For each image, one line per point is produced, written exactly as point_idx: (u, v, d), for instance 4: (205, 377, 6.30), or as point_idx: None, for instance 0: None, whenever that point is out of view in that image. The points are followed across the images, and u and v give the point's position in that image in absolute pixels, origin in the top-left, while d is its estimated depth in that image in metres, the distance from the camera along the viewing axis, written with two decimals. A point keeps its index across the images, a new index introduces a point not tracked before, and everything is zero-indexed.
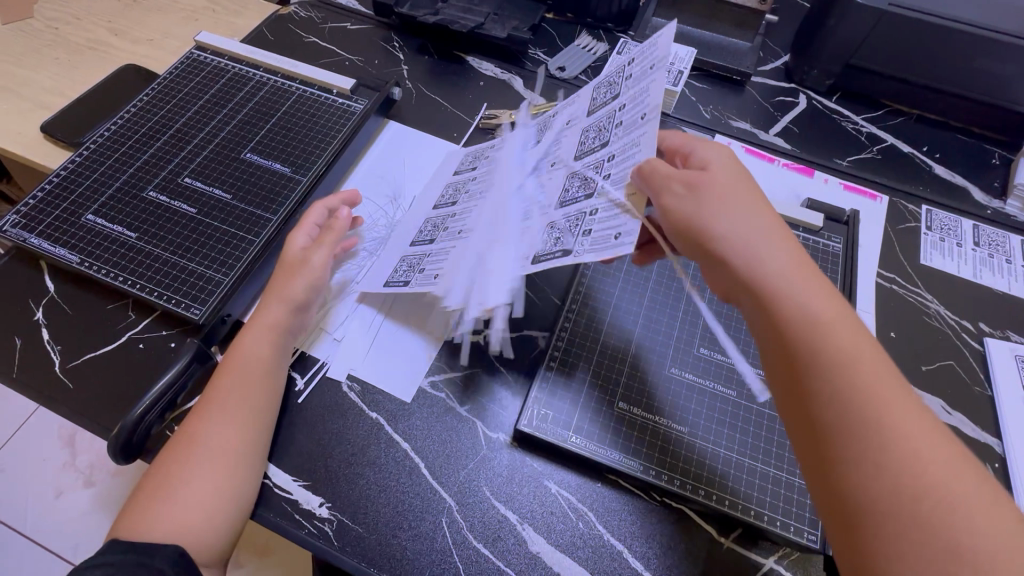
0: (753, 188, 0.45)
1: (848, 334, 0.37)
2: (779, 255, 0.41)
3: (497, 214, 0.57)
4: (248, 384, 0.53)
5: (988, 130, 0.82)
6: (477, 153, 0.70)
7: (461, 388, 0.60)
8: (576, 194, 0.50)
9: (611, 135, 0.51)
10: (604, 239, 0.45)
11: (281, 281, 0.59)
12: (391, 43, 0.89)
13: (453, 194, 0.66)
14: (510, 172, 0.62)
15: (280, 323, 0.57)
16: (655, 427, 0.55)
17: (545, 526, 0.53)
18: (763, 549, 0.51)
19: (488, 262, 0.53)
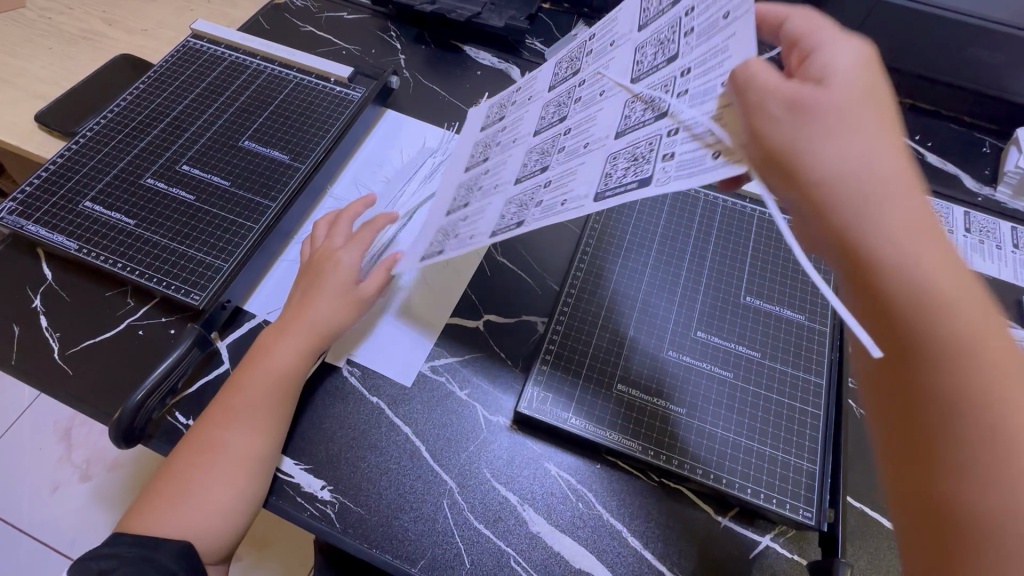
0: (881, 110, 0.35)
1: (976, 317, 0.31)
2: (898, 203, 0.33)
3: (537, 157, 0.52)
4: (269, 396, 0.53)
5: (979, 120, 0.83)
6: (502, 106, 0.65)
7: (460, 373, 0.60)
8: (642, 116, 0.43)
9: (682, 46, 0.43)
10: (691, 161, 0.37)
11: (325, 295, 0.57)
12: (388, 33, 0.89)
13: (484, 153, 0.62)
14: (547, 111, 0.55)
15: (306, 335, 0.56)
16: (655, 408, 0.55)
17: (546, 507, 0.53)
18: (760, 527, 0.52)
19: (530, 210, 0.48)
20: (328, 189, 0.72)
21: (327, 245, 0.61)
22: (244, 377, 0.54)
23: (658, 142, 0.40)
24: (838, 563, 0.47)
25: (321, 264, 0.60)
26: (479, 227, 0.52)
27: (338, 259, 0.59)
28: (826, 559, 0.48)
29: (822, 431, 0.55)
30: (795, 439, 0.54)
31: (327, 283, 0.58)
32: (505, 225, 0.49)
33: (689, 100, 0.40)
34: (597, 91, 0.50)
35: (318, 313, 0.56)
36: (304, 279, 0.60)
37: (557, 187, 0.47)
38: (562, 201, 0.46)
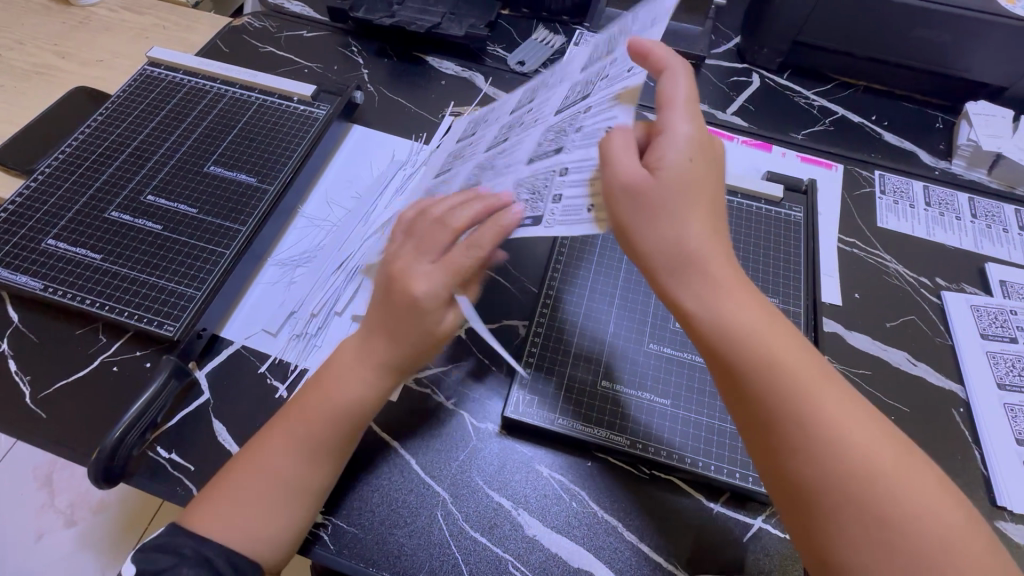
0: (700, 182, 0.40)
1: (789, 356, 0.37)
2: (711, 267, 0.38)
3: (480, 169, 0.55)
4: (334, 431, 0.48)
5: (929, 97, 0.86)
6: (475, 125, 0.69)
7: (445, 383, 0.60)
8: (547, 148, 0.48)
9: (594, 88, 0.48)
10: (575, 208, 0.43)
11: (391, 327, 0.46)
12: (349, 49, 0.89)
13: (452, 163, 0.65)
14: (503, 130, 0.59)
15: (377, 369, 0.48)
16: (640, 402, 0.56)
17: (541, 509, 0.54)
18: (751, 509, 0.54)
19: None
20: (299, 210, 0.71)
21: (398, 252, 0.47)
22: (313, 402, 0.48)
23: (553, 179, 0.45)
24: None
25: (393, 288, 0.45)
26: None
27: (412, 281, 0.44)
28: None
29: None
30: None
31: (402, 318, 0.45)
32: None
33: (580, 138, 0.45)
34: (533, 118, 0.55)
35: (390, 348, 0.47)
36: (376, 295, 0.47)
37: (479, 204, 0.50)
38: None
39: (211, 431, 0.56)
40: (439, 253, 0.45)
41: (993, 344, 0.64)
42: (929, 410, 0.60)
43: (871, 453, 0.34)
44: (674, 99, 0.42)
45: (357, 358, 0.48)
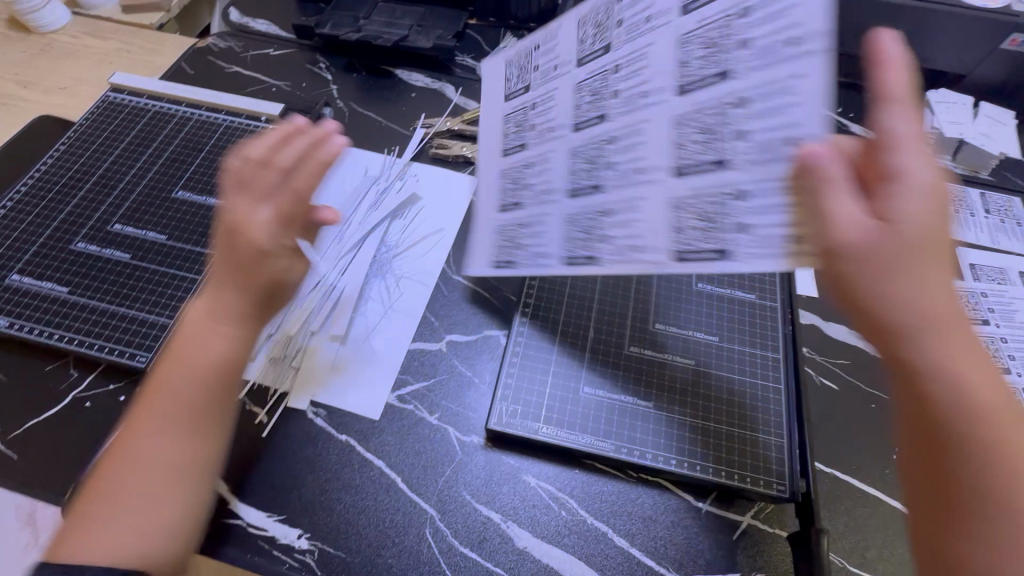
0: (942, 242, 0.33)
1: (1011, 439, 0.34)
2: (949, 332, 0.34)
3: (587, 165, 0.50)
4: (198, 398, 0.45)
5: None
6: (523, 70, 0.58)
7: (429, 398, 0.60)
8: (699, 156, 0.41)
9: (735, 65, 0.38)
10: (767, 243, 0.39)
11: (240, 275, 0.46)
12: (317, 65, 0.88)
13: (521, 133, 0.58)
14: (580, 99, 0.51)
15: (237, 319, 0.47)
16: (626, 406, 0.55)
17: (530, 520, 0.53)
18: (740, 507, 0.54)
19: (597, 243, 0.49)
20: None
21: (234, 204, 0.48)
22: (173, 376, 0.46)
23: (725, 207, 0.40)
24: (818, 532, 0.48)
25: (236, 236, 0.46)
26: (547, 239, 0.54)
27: (258, 230, 0.47)
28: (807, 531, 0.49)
29: (783, 400, 0.56)
30: (764, 416, 0.55)
31: (250, 263, 0.46)
32: (576, 251, 0.52)
33: (752, 148, 0.38)
34: (636, 93, 0.46)
35: (248, 296, 0.46)
36: (219, 248, 0.47)
37: (626, 220, 0.47)
38: (633, 246, 0.47)
39: None
40: (279, 199, 0.48)
41: None
42: None
43: None
44: (899, 131, 0.32)
45: (211, 318, 0.47)
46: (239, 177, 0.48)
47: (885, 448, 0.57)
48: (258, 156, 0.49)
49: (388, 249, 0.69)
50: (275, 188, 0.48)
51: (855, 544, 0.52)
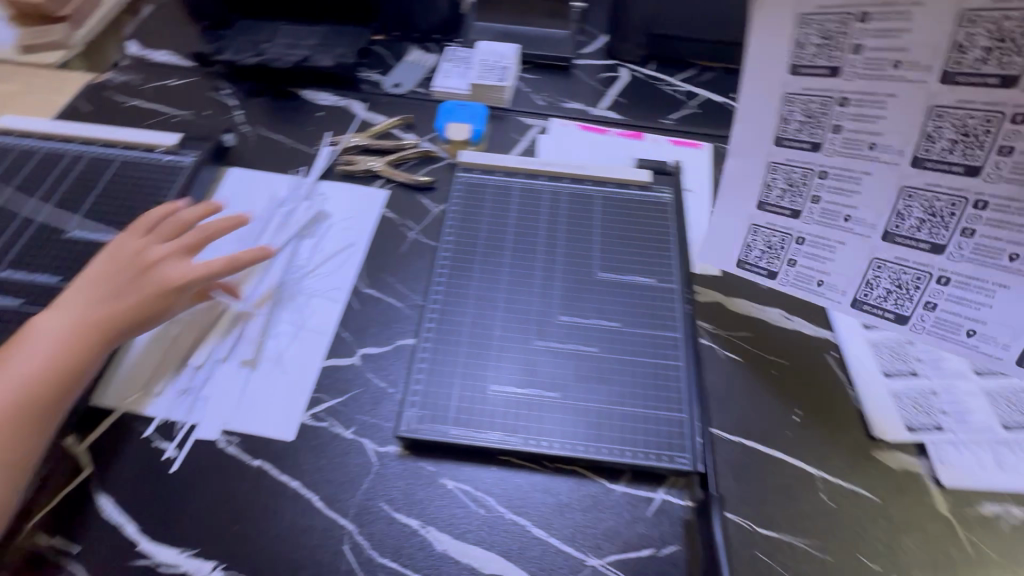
0: None
1: None
2: None
3: (924, 217, 0.51)
4: (24, 391, 0.52)
5: None
6: (838, 42, 0.49)
7: (344, 413, 0.59)
8: None
9: None
10: None
11: (122, 298, 0.58)
12: (221, 92, 0.88)
13: (815, 130, 0.53)
14: (937, 129, 0.47)
15: (92, 326, 0.56)
16: (536, 399, 0.56)
17: (449, 523, 0.54)
18: (652, 483, 0.56)
19: (908, 298, 0.54)
20: None
21: (146, 245, 0.61)
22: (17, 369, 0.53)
23: None
24: (713, 501, 0.53)
25: (140, 269, 0.59)
26: (829, 266, 0.57)
27: (163, 269, 0.60)
28: (701, 500, 0.54)
29: (686, 376, 0.58)
30: (665, 393, 0.57)
31: (137, 292, 0.58)
32: (874, 298, 0.56)
33: None
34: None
35: (114, 316, 0.57)
36: (110, 270, 0.59)
37: (971, 297, 0.50)
38: (970, 329, 0.51)
39: (95, 508, 0.53)
40: (190, 251, 0.62)
41: None
42: (805, 358, 0.64)
43: None
44: None
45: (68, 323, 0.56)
46: (160, 229, 0.63)
47: (786, 412, 0.60)
48: (181, 218, 0.64)
49: (298, 268, 0.69)
50: (187, 240, 0.63)
51: (762, 506, 0.55)
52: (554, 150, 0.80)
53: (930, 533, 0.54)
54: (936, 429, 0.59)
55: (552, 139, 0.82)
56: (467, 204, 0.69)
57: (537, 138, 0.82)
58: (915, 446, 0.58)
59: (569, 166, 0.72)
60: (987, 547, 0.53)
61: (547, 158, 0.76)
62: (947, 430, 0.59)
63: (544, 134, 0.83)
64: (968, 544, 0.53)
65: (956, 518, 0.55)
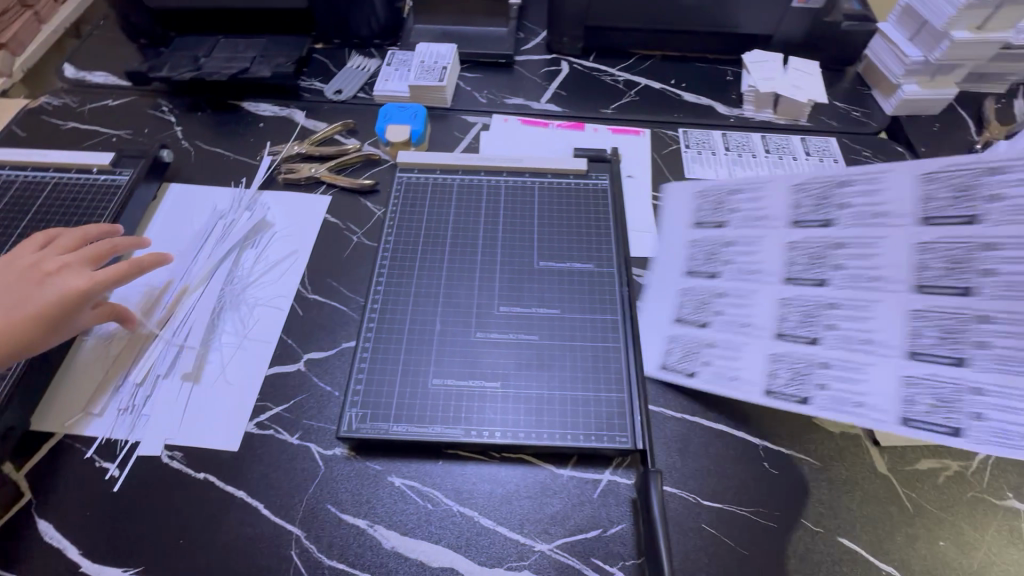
0: None
1: None
2: None
3: (801, 321, 0.54)
4: None
5: (717, 54, 0.96)
6: (718, 210, 0.65)
7: (289, 419, 0.59)
8: (936, 349, 0.47)
9: (979, 287, 0.46)
10: (1006, 434, 0.44)
11: (12, 308, 0.54)
12: (160, 109, 0.87)
13: (713, 266, 0.62)
14: (796, 258, 0.56)
15: None
16: (478, 390, 0.56)
17: (397, 520, 0.53)
18: (599, 465, 0.56)
19: (812, 387, 0.52)
20: None
21: (42, 257, 0.58)
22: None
23: (966, 397, 0.46)
24: (650, 475, 0.52)
25: (35, 279, 0.56)
26: (739, 364, 0.56)
27: (61, 279, 0.57)
28: (641, 476, 0.53)
29: (626, 357, 0.59)
30: (605, 375, 0.58)
31: (30, 302, 0.54)
32: (780, 386, 0.53)
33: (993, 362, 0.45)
34: (864, 273, 0.51)
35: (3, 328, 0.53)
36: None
37: (850, 374, 0.50)
38: (857, 401, 0.50)
39: (35, 531, 0.53)
40: (91, 263, 0.60)
41: None
42: None
43: None
44: None
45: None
46: (59, 242, 0.60)
47: None
48: (83, 233, 0.62)
49: (240, 279, 0.68)
50: (89, 252, 0.60)
51: (706, 479, 0.56)
52: (496, 147, 0.81)
53: (871, 492, 0.55)
54: None
55: (494, 135, 0.83)
56: (405, 204, 0.70)
57: (480, 135, 0.83)
58: None
59: (507, 159, 0.73)
60: (926, 501, 0.55)
61: (488, 153, 0.77)
62: None
63: (486, 130, 0.84)
64: (908, 500, 0.55)
65: (895, 476, 0.56)
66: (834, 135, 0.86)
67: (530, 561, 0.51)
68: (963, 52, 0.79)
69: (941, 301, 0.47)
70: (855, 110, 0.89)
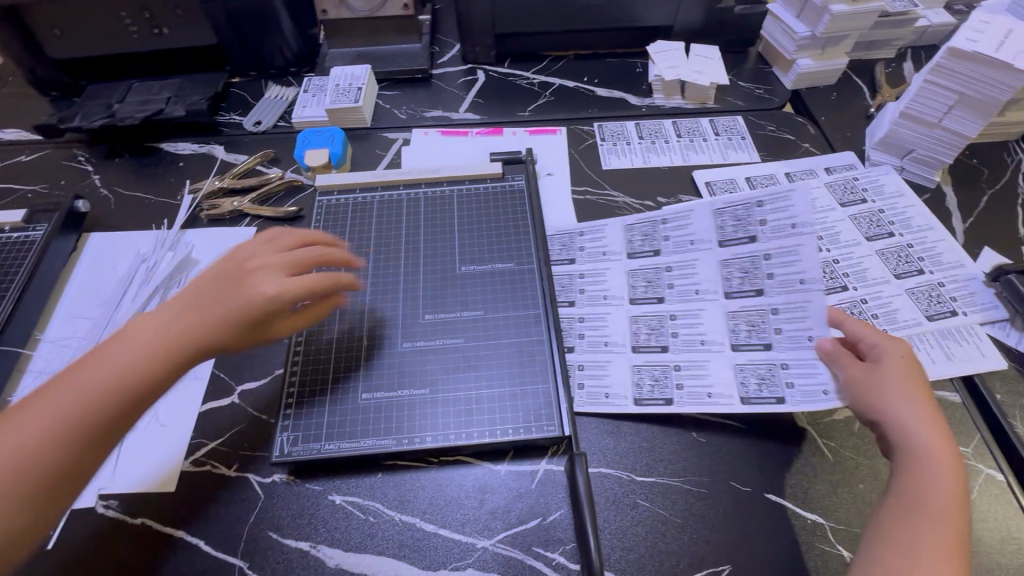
0: (914, 384, 0.53)
1: (942, 451, 0.49)
2: (930, 451, 0.50)
3: (648, 334, 0.65)
4: (101, 400, 0.45)
5: (626, 49, 1.00)
6: (568, 249, 0.73)
7: (226, 453, 0.59)
8: (750, 339, 0.62)
9: (765, 288, 0.63)
10: (812, 391, 0.58)
11: (215, 304, 0.50)
12: (77, 160, 0.86)
13: (569, 295, 0.69)
14: (636, 282, 0.68)
15: (180, 338, 0.48)
16: (407, 399, 0.58)
17: (340, 537, 0.54)
18: (535, 457, 0.58)
19: (672, 389, 0.61)
20: (37, 338, 0.67)
21: (254, 254, 0.55)
22: (101, 363, 0.46)
23: (777, 369, 0.60)
24: (577, 459, 0.54)
25: (236, 278, 0.52)
26: (608, 380, 0.62)
27: (260, 279, 0.52)
28: (569, 461, 0.55)
29: (550, 348, 0.61)
30: (531, 369, 0.60)
31: (230, 304, 0.50)
32: (645, 393, 0.61)
33: (787, 340, 0.61)
34: (684, 290, 0.67)
35: (198, 329, 0.49)
36: (211, 277, 0.52)
37: (696, 372, 0.62)
38: (708, 393, 0.60)
39: None
40: (292, 268, 0.55)
41: None
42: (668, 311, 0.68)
43: (930, 484, 0.48)
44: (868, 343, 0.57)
45: (165, 323, 0.49)
46: (279, 242, 0.57)
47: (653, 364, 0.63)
48: (301, 236, 0.59)
49: None
50: (296, 256, 0.56)
51: (638, 455, 0.58)
52: (417, 161, 0.83)
53: (792, 446, 0.58)
54: None
55: (415, 149, 0.85)
56: (325, 227, 0.71)
57: (401, 150, 0.85)
58: None
59: (424, 172, 0.75)
60: (844, 448, 0.58)
61: (407, 168, 0.79)
62: None
63: (407, 145, 0.85)
64: (828, 449, 0.58)
65: (813, 428, 0.59)
66: (740, 114, 0.90)
67: (473, 559, 0.52)
68: (844, 24, 0.84)
69: (745, 302, 0.64)
70: (758, 88, 0.93)
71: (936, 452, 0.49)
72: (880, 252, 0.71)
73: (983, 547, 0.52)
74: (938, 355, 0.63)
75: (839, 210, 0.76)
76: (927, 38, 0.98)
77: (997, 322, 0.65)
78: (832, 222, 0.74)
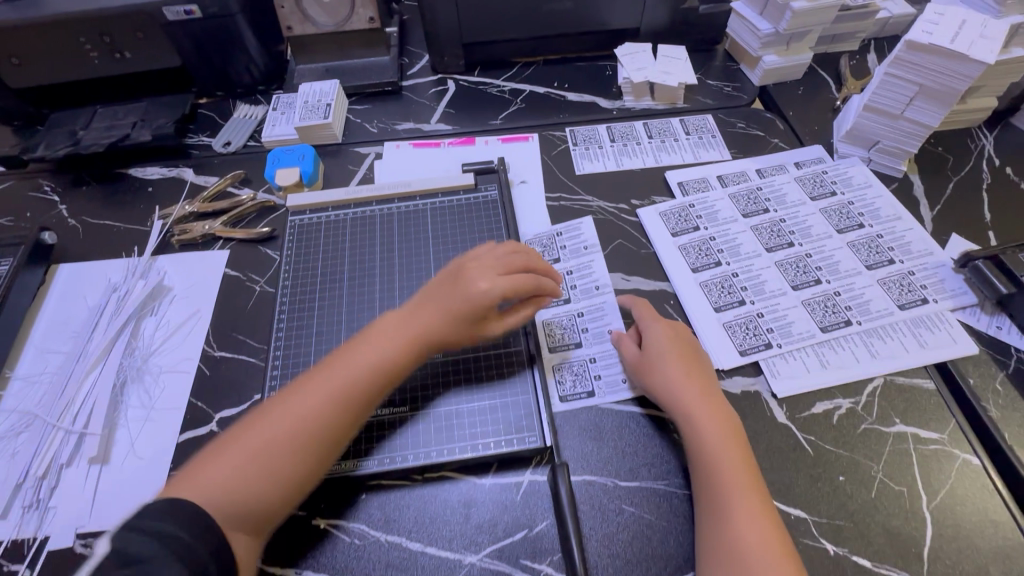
0: (672, 352, 0.59)
1: (698, 410, 0.55)
2: (691, 412, 0.55)
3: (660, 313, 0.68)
4: (353, 386, 0.54)
5: (596, 52, 1.00)
6: (550, 251, 0.74)
7: None
8: (727, 304, 0.68)
9: (722, 258, 0.72)
10: (787, 332, 0.66)
11: (443, 304, 0.58)
12: (43, 190, 0.85)
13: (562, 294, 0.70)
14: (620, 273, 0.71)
15: (413, 336, 0.57)
16: (389, 417, 0.60)
17: (325, 562, 0.53)
18: (520, 468, 0.58)
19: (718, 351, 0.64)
20: (9, 376, 0.65)
21: (477, 257, 0.61)
22: (354, 352, 0.56)
23: (758, 321, 0.67)
24: (558, 469, 0.56)
25: (458, 280, 0.59)
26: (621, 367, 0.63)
27: (476, 279, 0.58)
28: (550, 472, 0.56)
29: (529, 362, 0.63)
30: (511, 382, 0.62)
31: (452, 302, 0.58)
32: None
33: (753, 294, 0.69)
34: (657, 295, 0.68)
35: (428, 327, 0.57)
36: (439, 281, 0.61)
37: (725, 342, 0.65)
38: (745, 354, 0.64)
39: None
40: (506, 269, 0.60)
41: (683, 238, 0.74)
42: None
43: (701, 444, 0.53)
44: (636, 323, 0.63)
45: (406, 322, 0.58)
46: (496, 249, 0.63)
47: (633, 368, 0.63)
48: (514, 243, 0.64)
49: (141, 350, 0.67)
50: (510, 258, 0.61)
51: (622, 461, 0.58)
52: (389, 176, 0.83)
53: (774, 443, 0.59)
54: (766, 347, 0.65)
55: (388, 163, 0.84)
56: (299, 249, 0.73)
57: (374, 164, 0.84)
58: (752, 367, 0.64)
59: (397, 186, 0.76)
60: (825, 442, 0.59)
61: (381, 183, 0.79)
62: (775, 345, 0.65)
63: (379, 159, 0.85)
64: (809, 444, 0.58)
65: (794, 423, 0.60)
66: (710, 112, 0.91)
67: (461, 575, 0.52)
68: (808, 20, 0.85)
69: (709, 276, 0.71)
70: (727, 85, 0.94)
71: (702, 407, 0.55)
72: (851, 244, 0.72)
73: (962, 532, 0.53)
74: (912, 343, 0.64)
75: (810, 204, 0.77)
76: (889, 29, 1.00)
77: (966, 307, 0.66)
78: (803, 217, 0.75)
